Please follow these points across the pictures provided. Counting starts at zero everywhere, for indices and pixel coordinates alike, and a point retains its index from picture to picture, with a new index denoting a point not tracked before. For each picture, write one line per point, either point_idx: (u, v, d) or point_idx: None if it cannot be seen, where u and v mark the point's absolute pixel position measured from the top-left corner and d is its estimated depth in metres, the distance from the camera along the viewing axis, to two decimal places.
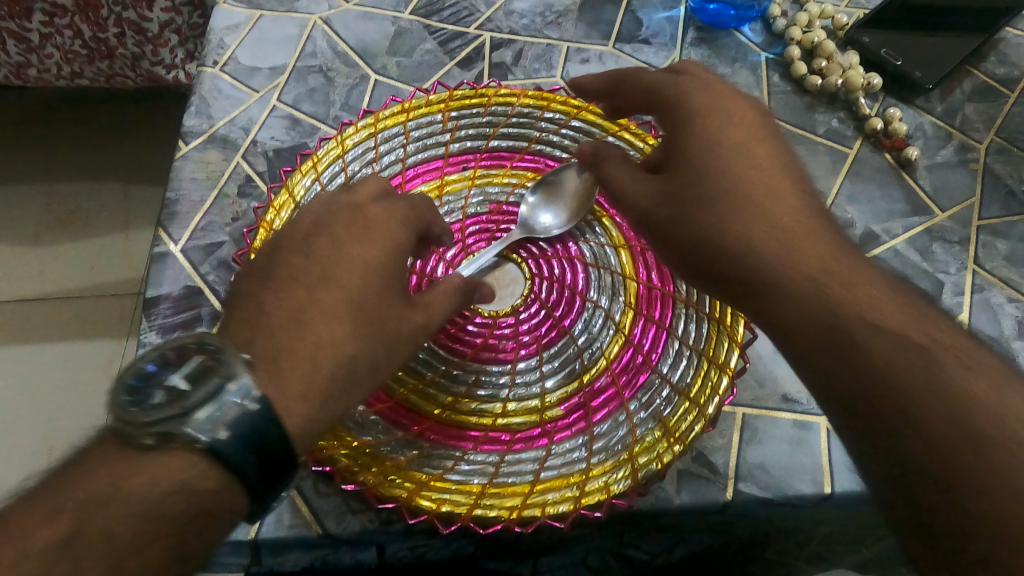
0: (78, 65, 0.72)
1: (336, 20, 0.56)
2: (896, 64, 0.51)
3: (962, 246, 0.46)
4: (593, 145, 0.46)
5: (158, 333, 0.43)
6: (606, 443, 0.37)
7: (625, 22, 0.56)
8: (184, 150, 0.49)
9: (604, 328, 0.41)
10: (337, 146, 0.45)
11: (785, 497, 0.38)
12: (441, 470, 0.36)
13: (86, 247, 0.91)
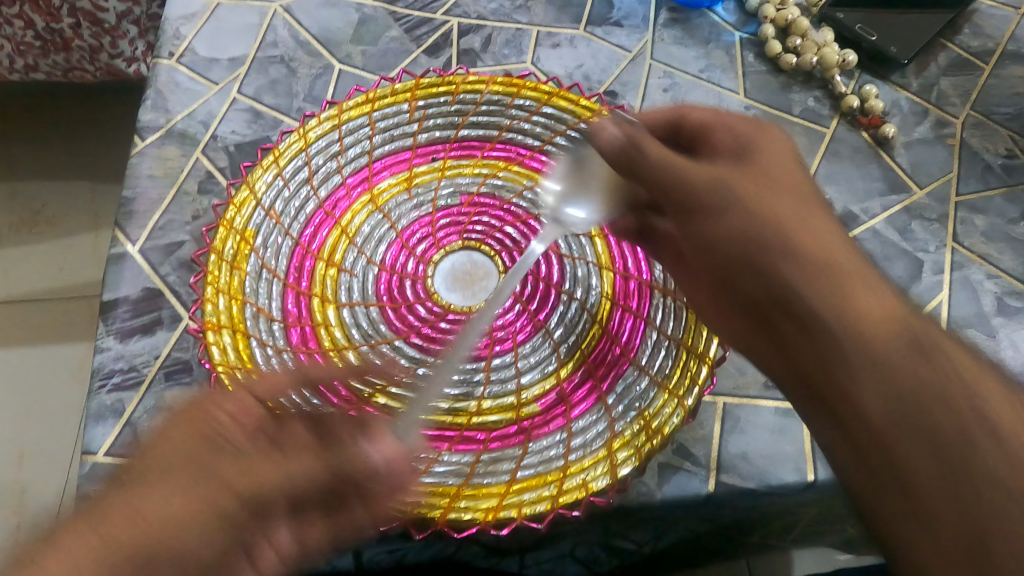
0: (32, 58, 0.69)
1: (298, 8, 0.54)
2: (871, 40, 0.50)
3: (940, 224, 0.45)
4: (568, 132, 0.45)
5: (117, 338, 0.41)
6: (584, 439, 0.36)
7: (595, 2, 0.55)
8: (140, 146, 0.47)
9: (580, 322, 0.40)
10: (300, 139, 0.43)
11: (767, 487, 0.38)
12: (463, 479, 0.35)
13: (52, 248, 0.88)
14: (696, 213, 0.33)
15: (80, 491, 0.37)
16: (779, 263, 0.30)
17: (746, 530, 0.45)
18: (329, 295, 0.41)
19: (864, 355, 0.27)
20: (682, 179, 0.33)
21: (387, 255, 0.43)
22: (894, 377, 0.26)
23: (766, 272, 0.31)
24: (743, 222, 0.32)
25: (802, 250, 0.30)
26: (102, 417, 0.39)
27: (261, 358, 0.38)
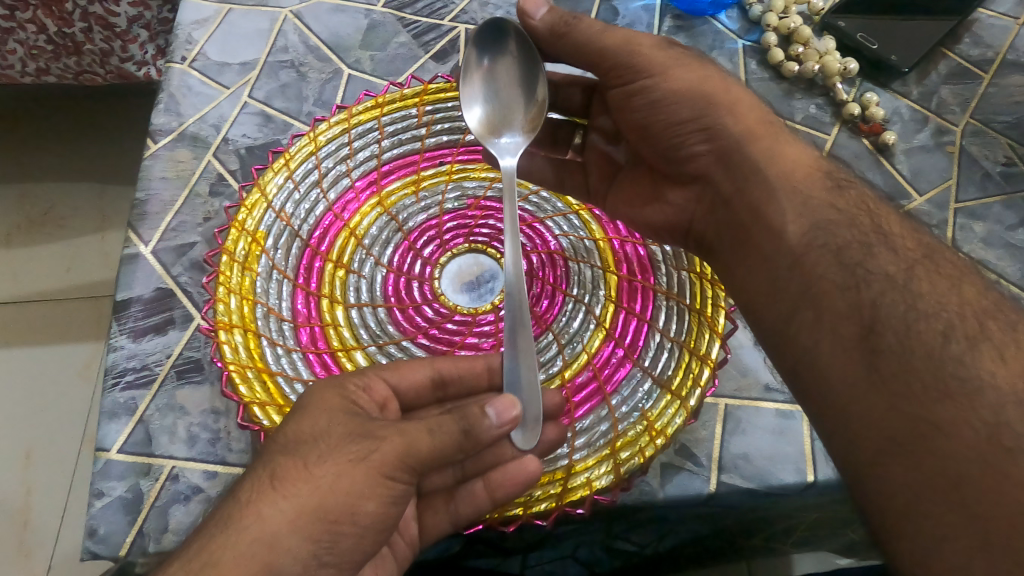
0: (44, 61, 0.70)
1: (308, 14, 0.55)
2: (871, 49, 0.51)
3: (939, 230, 0.46)
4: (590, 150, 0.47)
5: (130, 337, 0.42)
6: (589, 438, 0.36)
7: (600, 11, 0.55)
8: (153, 149, 0.48)
9: (584, 323, 0.41)
10: (310, 143, 0.44)
11: (768, 487, 0.38)
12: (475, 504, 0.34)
13: (60, 249, 0.89)
14: (682, 113, 0.37)
15: (94, 487, 0.37)
16: (763, 167, 0.35)
17: (746, 530, 0.46)
18: (337, 295, 0.42)
19: (827, 244, 0.31)
20: (668, 80, 0.38)
21: (395, 257, 0.43)
22: (856, 264, 0.30)
23: (752, 172, 0.35)
24: (738, 128, 0.36)
25: (783, 156, 0.35)
26: (115, 414, 0.39)
27: (271, 357, 0.39)
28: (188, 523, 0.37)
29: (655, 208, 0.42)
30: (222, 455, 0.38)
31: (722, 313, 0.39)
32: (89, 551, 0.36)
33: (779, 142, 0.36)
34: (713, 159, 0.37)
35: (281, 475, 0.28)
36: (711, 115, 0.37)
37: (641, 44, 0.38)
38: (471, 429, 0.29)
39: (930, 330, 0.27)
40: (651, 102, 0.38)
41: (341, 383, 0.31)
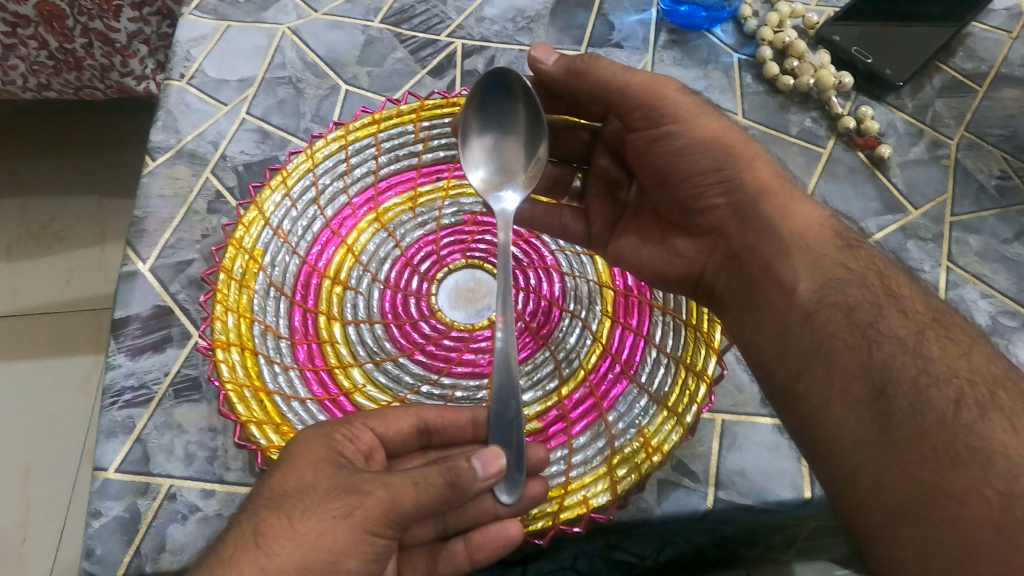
0: (45, 77, 0.71)
1: (305, 30, 0.55)
2: (866, 63, 0.51)
3: (935, 244, 0.46)
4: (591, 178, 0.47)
5: (127, 355, 0.42)
6: (585, 456, 0.37)
7: (596, 25, 0.56)
8: (151, 166, 0.49)
9: (581, 338, 0.41)
10: (307, 160, 0.45)
11: (765, 503, 0.38)
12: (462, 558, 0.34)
13: (60, 262, 0.90)
14: (704, 163, 0.38)
15: (92, 506, 0.37)
16: (779, 222, 0.35)
17: (743, 543, 0.46)
18: (334, 312, 0.42)
19: (840, 303, 0.31)
20: (693, 129, 0.38)
21: (392, 273, 0.44)
22: (867, 326, 0.30)
23: (762, 224, 0.36)
24: (757, 181, 0.37)
25: (795, 213, 0.35)
26: (113, 432, 0.39)
27: (268, 375, 0.39)
28: (185, 543, 0.37)
29: (662, 258, 0.41)
30: (219, 473, 0.38)
31: (717, 328, 0.39)
32: (86, 571, 0.36)
33: (791, 199, 0.36)
34: (729, 212, 0.38)
35: (279, 511, 0.28)
36: (733, 167, 0.37)
37: (667, 89, 0.39)
38: (456, 482, 0.29)
39: (942, 396, 0.27)
40: (675, 150, 0.38)
41: (327, 432, 0.31)
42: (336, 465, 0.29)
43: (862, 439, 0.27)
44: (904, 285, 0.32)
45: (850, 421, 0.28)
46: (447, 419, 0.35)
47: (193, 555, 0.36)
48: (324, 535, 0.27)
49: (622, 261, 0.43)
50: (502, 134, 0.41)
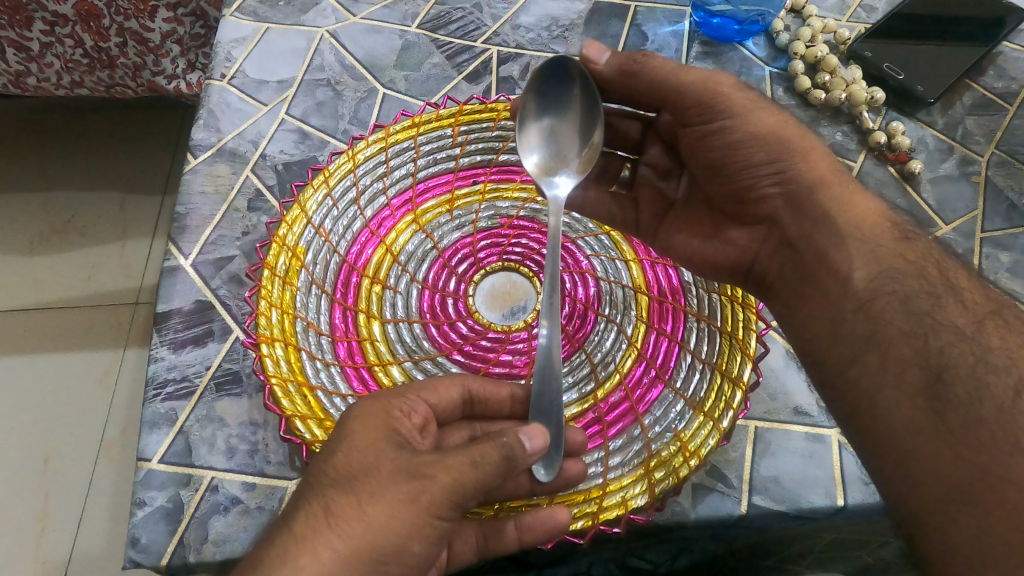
0: (78, 74, 0.72)
1: (344, 34, 0.56)
2: (898, 79, 0.52)
3: (966, 259, 0.47)
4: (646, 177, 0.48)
5: (170, 348, 0.43)
6: (623, 458, 0.37)
7: (630, 35, 0.56)
8: (193, 163, 0.49)
9: (617, 342, 0.41)
10: (349, 160, 0.45)
11: (799, 510, 0.39)
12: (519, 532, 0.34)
13: (83, 257, 0.90)
14: (758, 157, 0.38)
15: (136, 496, 0.38)
16: (834, 212, 0.36)
17: (770, 551, 0.46)
18: (374, 311, 0.42)
19: (895, 291, 0.32)
20: (748, 121, 0.38)
21: (430, 274, 0.44)
22: (924, 314, 0.31)
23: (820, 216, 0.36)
24: (812, 173, 0.37)
25: (853, 204, 0.36)
26: (156, 424, 0.40)
27: (311, 370, 0.39)
28: (227, 534, 0.37)
29: (716, 247, 0.42)
30: (260, 467, 0.39)
31: (752, 335, 0.39)
32: (131, 560, 0.37)
33: (848, 191, 0.37)
34: (783, 202, 0.38)
35: (350, 494, 0.28)
36: (788, 160, 0.38)
37: (723, 83, 0.39)
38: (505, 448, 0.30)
39: (1000, 384, 0.27)
40: (729, 143, 0.39)
41: (386, 406, 0.31)
42: (397, 446, 0.30)
43: (916, 425, 0.28)
44: (962, 278, 0.33)
45: (904, 408, 0.29)
46: (491, 391, 0.37)
47: (235, 546, 0.37)
48: (392, 518, 0.27)
49: (674, 249, 0.43)
50: (559, 119, 0.42)
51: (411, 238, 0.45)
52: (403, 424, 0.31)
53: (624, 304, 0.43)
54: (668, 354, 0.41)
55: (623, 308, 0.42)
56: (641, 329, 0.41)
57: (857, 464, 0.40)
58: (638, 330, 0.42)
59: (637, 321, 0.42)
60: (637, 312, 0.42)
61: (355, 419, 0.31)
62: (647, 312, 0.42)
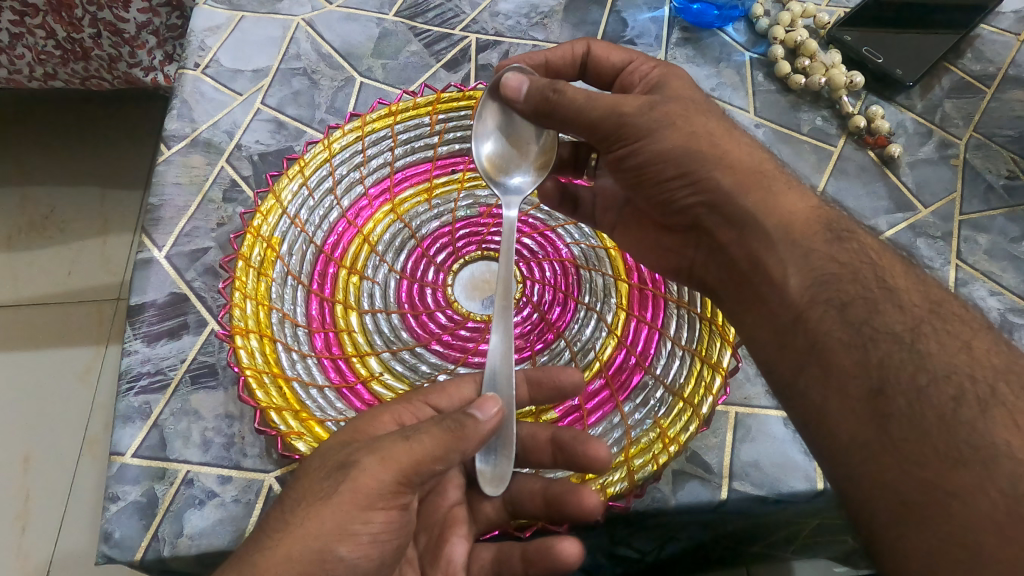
0: (52, 66, 0.71)
1: (320, 22, 0.55)
2: (877, 63, 0.52)
3: (944, 241, 0.47)
4: None
5: (144, 341, 0.42)
6: (601, 445, 0.37)
7: (609, 22, 0.56)
8: (166, 154, 0.49)
9: (596, 331, 0.41)
10: (324, 150, 0.44)
11: (779, 495, 0.39)
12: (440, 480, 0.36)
13: (61, 252, 0.89)
14: (668, 172, 0.35)
15: (110, 490, 0.37)
16: (759, 219, 0.33)
17: (756, 538, 0.47)
18: (351, 301, 0.42)
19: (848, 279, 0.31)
20: (659, 139, 0.35)
21: (408, 264, 0.44)
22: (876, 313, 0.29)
23: (742, 219, 0.34)
24: (728, 181, 0.34)
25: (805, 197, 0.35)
26: (130, 418, 0.40)
27: (287, 362, 0.39)
28: (203, 528, 0.37)
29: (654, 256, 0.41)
30: (236, 460, 0.39)
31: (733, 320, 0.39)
32: (105, 554, 0.36)
33: (772, 191, 0.34)
34: (705, 210, 0.36)
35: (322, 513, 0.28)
36: (700, 169, 0.34)
37: (626, 108, 0.35)
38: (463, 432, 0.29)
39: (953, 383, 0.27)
40: (638, 165, 0.36)
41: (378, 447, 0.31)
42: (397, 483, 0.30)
43: None
44: (897, 276, 0.31)
45: None
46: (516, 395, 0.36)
47: (211, 540, 0.37)
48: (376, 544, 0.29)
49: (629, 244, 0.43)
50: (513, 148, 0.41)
51: (384, 230, 0.44)
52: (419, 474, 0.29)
53: (604, 293, 0.42)
54: (648, 343, 0.40)
55: (603, 296, 0.42)
56: (621, 317, 0.41)
57: None
58: (618, 316, 0.41)
59: (616, 309, 0.41)
60: (619, 301, 0.42)
61: (365, 455, 0.28)
62: (630, 303, 0.42)
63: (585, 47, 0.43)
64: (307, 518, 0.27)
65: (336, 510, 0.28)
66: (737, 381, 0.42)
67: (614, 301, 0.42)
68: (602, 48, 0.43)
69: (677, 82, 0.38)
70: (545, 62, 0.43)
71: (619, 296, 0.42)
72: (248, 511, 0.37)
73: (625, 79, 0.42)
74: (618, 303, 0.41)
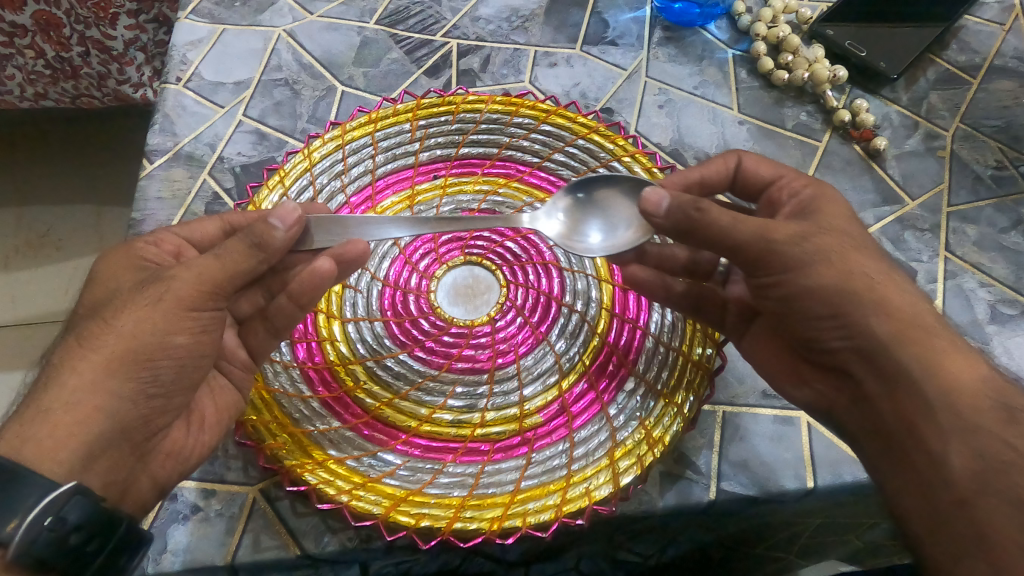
0: (42, 86, 0.71)
1: (301, 32, 0.55)
2: (861, 56, 0.51)
3: (932, 234, 0.46)
4: (598, 168, 0.45)
5: None
6: (587, 449, 0.36)
7: (591, 23, 0.56)
8: (148, 169, 0.49)
9: (579, 332, 0.41)
10: (305, 159, 0.44)
11: (767, 494, 0.39)
12: (420, 484, 0.35)
13: (58, 271, 0.89)
14: (818, 310, 0.31)
15: None
16: (920, 380, 0.29)
17: (751, 540, 0.46)
18: (334, 310, 0.41)
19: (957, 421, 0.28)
20: (809, 275, 0.31)
21: (391, 272, 0.43)
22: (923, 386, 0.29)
23: (899, 378, 0.29)
24: (887, 329, 0.30)
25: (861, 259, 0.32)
26: None
27: (270, 373, 0.38)
28: (187, 543, 0.37)
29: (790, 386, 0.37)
30: (220, 474, 0.39)
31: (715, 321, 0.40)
32: None
33: (943, 350, 0.29)
34: (856, 356, 0.31)
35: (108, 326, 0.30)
36: (854, 314, 0.30)
37: (777, 235, 0.31)
38: (260, 244, 0.31)
39: None
40: (783, 297, 0.32)
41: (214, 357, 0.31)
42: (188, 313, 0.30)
43: None
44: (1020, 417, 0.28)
45: None
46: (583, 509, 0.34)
47: (196, 554, 0.37)
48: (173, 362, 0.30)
49: (762, 365, 0.39)
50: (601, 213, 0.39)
51: None
52: (235, 284, 0.31)
53: (586, 297, 0.42)
54: (630, 342, 0.40)
55: (585, 300, 0.41)
56: (603, 317, 0.41)
57: (824, 445, 0.40)
58: (600, 317, 0.41)
59: (597, 309, 0.41)
60: (601, 301, 0.41)
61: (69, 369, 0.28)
62: (612, 304, 0.41)
63: (738, 161, 0.38)
64: (128, 318, 0.29)
65: (149, 318, 0.29)
66: (722, 378, 0.42)
67: (595, 302, 0.41)
68: (755, 160, 0.38)
69: (832, 208, 0.34)
70: (699, 179, 0.38)
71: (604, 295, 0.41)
72: (233, 525, 0.37)
73: (774, 196, 0.37)
74: (601, 304, 0.41)
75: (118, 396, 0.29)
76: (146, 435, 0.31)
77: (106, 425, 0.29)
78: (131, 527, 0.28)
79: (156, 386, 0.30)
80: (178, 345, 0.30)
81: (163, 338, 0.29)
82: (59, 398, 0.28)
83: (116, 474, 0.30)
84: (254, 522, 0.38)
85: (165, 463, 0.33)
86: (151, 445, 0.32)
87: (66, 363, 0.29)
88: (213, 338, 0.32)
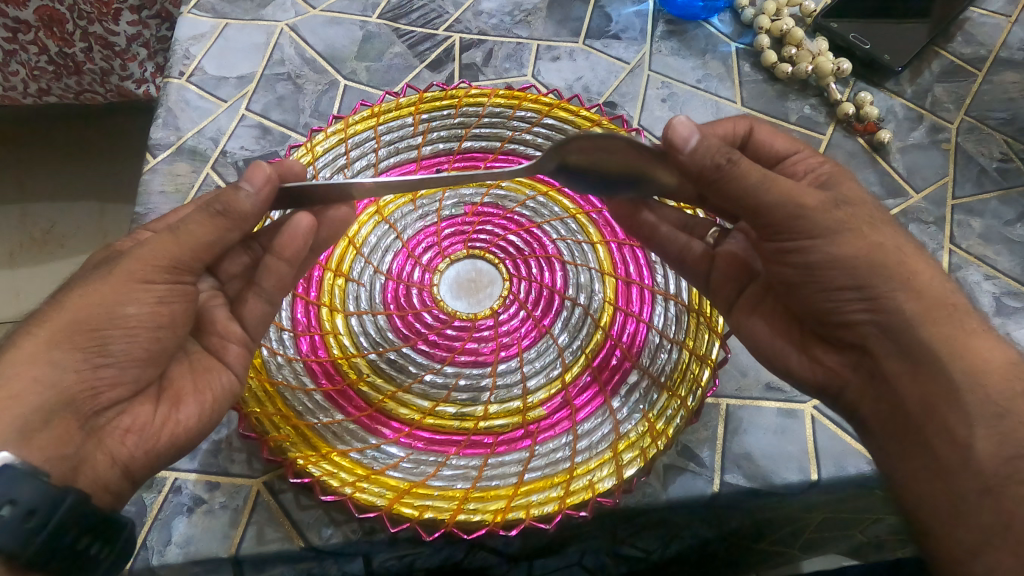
0: (45, 81, 0.71)
1: (304, 27, 0.55)
2: (865, 48, 0.51)
3: (937, 227, 0.46)
4: None
5: None
6: (590, 441, 0.36)
7: (594, 17, 0.56)
8: (152, 163, 0.49)
9: (582, 324, 0.40)
10: (308, 153, 0.44)
11: (771, 486, 0.38)
12: (423, 476, 0.35)
13: (61, 267, 0.90)
14: (840, 281, 0.31)
15: None
16: (946, 362, 0.29)
17: (755, 534, 0.46)
18: (337, 304, 0.41)
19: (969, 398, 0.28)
20: (834, 243, 0.31)
21: (394, 265, 0.43)
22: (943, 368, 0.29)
23: (927, 361, 0.30)
24: (914, 306, 0.30)
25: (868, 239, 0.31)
26: None
27: (273, 367, 0.38)
28: (191, 535, 0.37)
29: (795, 359, 0.36)
30: (224, 467, 0.39)
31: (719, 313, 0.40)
32: None
33: (964, 330, 0.30)
34: (876, 331, 0.31)
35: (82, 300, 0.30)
36: (882, 287, 0.31)
37: (807, 202, 0.31)
38: (228, 209, 0.31)
39: None
40: (806, 266, 0.32)
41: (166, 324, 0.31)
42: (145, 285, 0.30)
43: None
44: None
45: None
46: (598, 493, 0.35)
47: (200, 546, 0.37)
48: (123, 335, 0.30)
49: (755, 341, 0.38)
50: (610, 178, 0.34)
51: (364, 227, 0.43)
52: (199, 259, 0.32)
53: (589, 289, 0.41)
54: (633, 335, 0.40)
55: (588, 293, 0.41)
56: (607, 309, 0.40)
57: (831, 439, 0.39)
58: (604, 309, 0.40)
59: (601, 302, 0.41)
60: (605, 294, 0.41)
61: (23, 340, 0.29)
62: (616, 297, 0.41)
63: (751, 127, 0.38)
64: (80, 294, 0.30)
65: (98, 293, 0.30)
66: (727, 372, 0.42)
67: (599, 293, 0.41)
68: (767, 132, 0.39)
69: (850, 186, 0.35)
70: (707, 127, 0.38)
71: (608, 287, 0.41)
72: (237, 517, 0.38)
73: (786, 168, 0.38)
74: (605, 297, 0.41)
75: (62, 365, 0.28)
76: (96, 409, 0.30)
77: (47, 396, 0.28)
78: (77, 506, 0.27)
79: (105, 357, 0.29)
80: (130, 314, 0.30)
81: (111, 308, 0.29)
82: (1, 371, 0.28)
83: (61, 448, 0.28)
84: (257, 514, 0.38)
85: (125, 439, 0.31)
86: (99, 420, 0.30)
87: (18, 340, 0.29)
88: (172, 312, 0.31)
